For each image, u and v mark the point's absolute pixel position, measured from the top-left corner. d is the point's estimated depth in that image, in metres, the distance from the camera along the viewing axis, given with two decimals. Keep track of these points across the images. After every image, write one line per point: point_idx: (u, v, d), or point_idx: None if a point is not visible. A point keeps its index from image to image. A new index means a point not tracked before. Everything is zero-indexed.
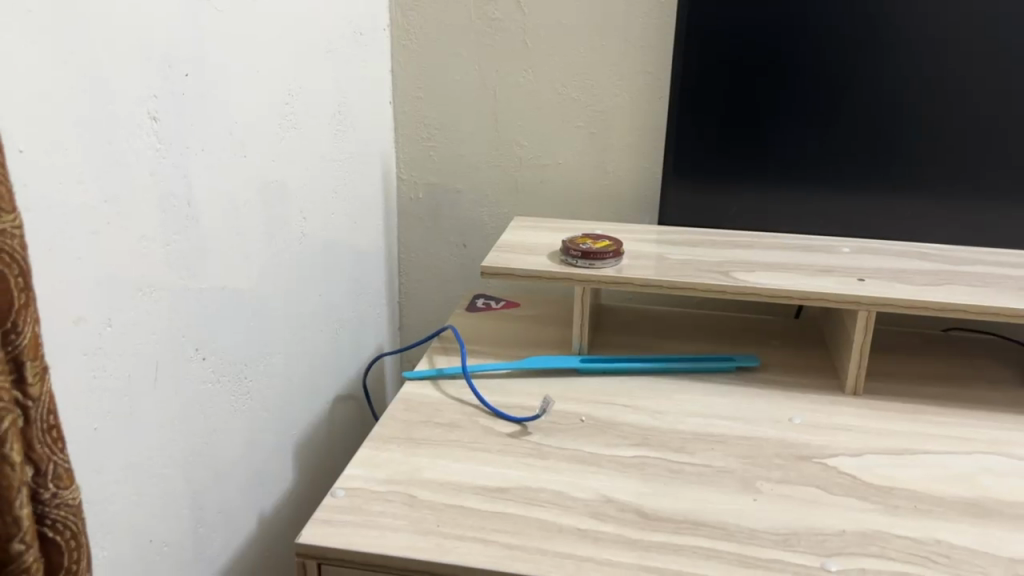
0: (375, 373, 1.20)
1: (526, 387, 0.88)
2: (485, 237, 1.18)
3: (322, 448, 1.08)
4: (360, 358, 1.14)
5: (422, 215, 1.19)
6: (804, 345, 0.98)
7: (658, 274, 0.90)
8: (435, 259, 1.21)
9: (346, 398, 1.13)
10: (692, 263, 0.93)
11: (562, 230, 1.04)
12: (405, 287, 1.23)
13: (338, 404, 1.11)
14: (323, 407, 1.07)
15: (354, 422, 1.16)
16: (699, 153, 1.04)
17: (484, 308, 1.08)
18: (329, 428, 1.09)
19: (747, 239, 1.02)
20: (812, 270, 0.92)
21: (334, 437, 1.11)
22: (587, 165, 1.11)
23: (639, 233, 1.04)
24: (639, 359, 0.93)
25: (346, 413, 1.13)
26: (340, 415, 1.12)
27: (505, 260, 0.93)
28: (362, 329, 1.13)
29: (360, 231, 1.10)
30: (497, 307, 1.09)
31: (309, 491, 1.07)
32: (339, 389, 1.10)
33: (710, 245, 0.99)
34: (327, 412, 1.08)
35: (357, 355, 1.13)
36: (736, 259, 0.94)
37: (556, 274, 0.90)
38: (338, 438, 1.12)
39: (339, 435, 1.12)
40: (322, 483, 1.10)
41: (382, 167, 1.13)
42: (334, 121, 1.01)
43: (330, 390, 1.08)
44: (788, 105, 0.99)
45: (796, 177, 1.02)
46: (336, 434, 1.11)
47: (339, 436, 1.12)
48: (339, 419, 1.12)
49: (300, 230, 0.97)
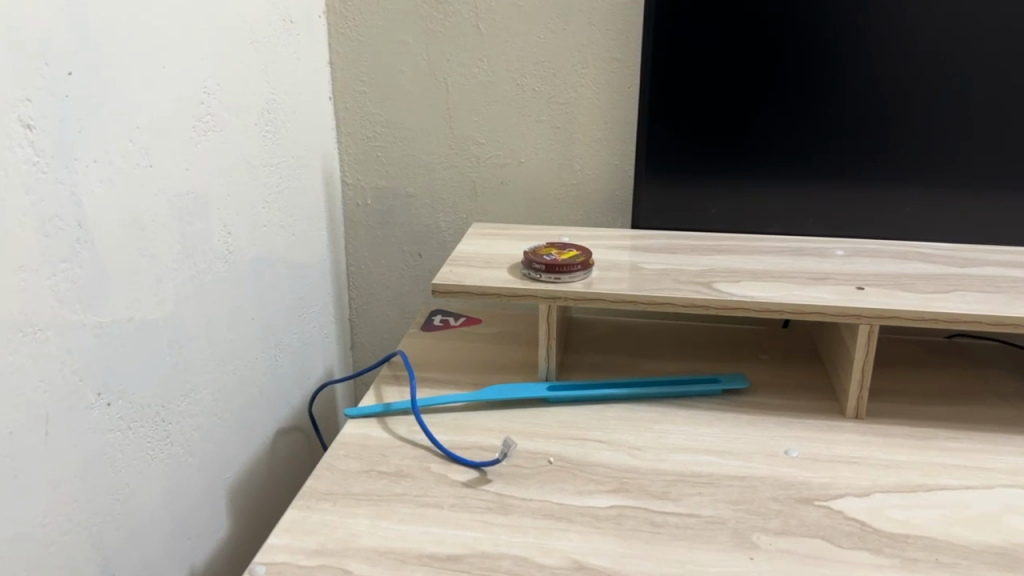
0: (325, 400, 1.08)
1: (486, 423, 0.77)
2: (442, 246, 1.06)
3: (264, 492, 0.97)
4: (306, 386, 1.02)
5: (372, 223, 1.06)
6: (796, 360, 0.88)
7: (633, 287, 0.79)
8: (388, 272, 1.08)
9: (291, 433, 1.01)
10: (670, 274, 0.82)
11: (525, 238, 0.93)
12: (355, 305, 1.10)
13: (282, 440, 0.99)
14: (262, 444, 0.95)
15: (301, 460, 1.05)
16: (675, 150, 0.93)
17: (440, 327, 0.97)
18: (269, 471, 0.98)
19: (730, 243, 0.91)
20: (804, 278, 0.81)
21: (277, 477, 1.00)
22: (551, 164, 1.00)
23: (610, 239, 0.93)
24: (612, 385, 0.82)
25: (290, 451, 1.02)
26: (283, 452, 1.00)
27: (459, 276, 0.82)
28: (308, 354, 1.02)
29: (300, 244, 0.98)
30: (456, 325, 0.97)
31: (249, 540, 0.95)
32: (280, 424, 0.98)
33: (689, 251, 0.89)
34: (269, 450, 0.97)
35: (302, 382, 1.02)
36: (720, 267, 0.84)
37: (516, 291, 0.79)
38: (281, 480, 1.01)
39: (284, 473, 1.01)
40: (264, 532, 0.98)
41: (324, 171, 1.01)
42: (262, 120, 0.89)
43: (271, 424, 0.97)
44: (773, 93, 0.89)
45: (785, 173, 0.92)
46: (279, 474, 1.00)
47: (283, 473, 1.01)
48: (283, 457, 1.00)
49: (223, 247, 0.85)
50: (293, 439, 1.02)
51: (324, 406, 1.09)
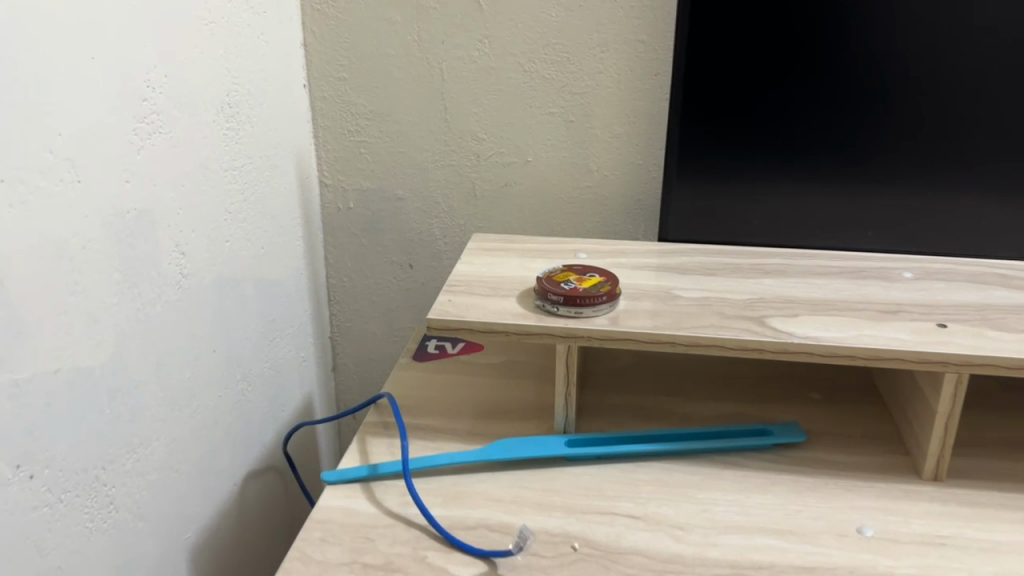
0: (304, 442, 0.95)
1: (494, 490, 0.64)
2: (437, 255, 0.92)
3: (235, 547, 0.84)
4: (280, 421, 0.89)
5: (355, 230, 0.92)
6: (854, 403, 0.75)
7: (669, 323, 0.66)
8: (374, 285, 0.94)
9: (264, 476, 0.88)
10: (712, 305, 0.69)
11: (534, 254, 0.79)
12: (336, 323, 0.96)
13: (252, 485, 0.86)
14: (229, 493, 0.82)
15: (277, 506, 0.91)
16: (714, 157, 0.77)
17: (436, 356, 0.83)
18: (239, 523, 0.84)
19: (776, 261, 0.78)
20: (871, 311, 0.68)
21: (250, 529, 0.86)
22: (563, 163, 0.86)
23: (635, 255, 0.79)
24: (642, 439, 0.69)
25: (264, 497, 0.88)
26: (255, 498, 0.87)
27: (460, 307, 0.68)
28: (282, 384, 0.88)
29: (269, 260, 0.84)
30: (453, 354, 0.84)
31: None
32: (250, 467, 0.85)
33: (730, 272, 0.75)
34: (238, 499, 0.84)
35: (275, 417, 0.88)
36: (770, 295, 0.71)
37: (528, 328, 0.66)
38: (254, 532, 0.87)
39: (258, 524, 0.88)
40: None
41: (297, 171, 0.87)
42: (220, 116, 0.74)
43: (239, 469, 0.83)
44: (833, 89, 0.74)
45: (843, 183, 0.77)
46: (252, 526, 0.87)
47: (254, 522, 0.87)
48: (256, 504, 0.87)
49: (174, 271, 0.71)
50: (266, 483, 0.88)
51: (302, 443, 0.95)
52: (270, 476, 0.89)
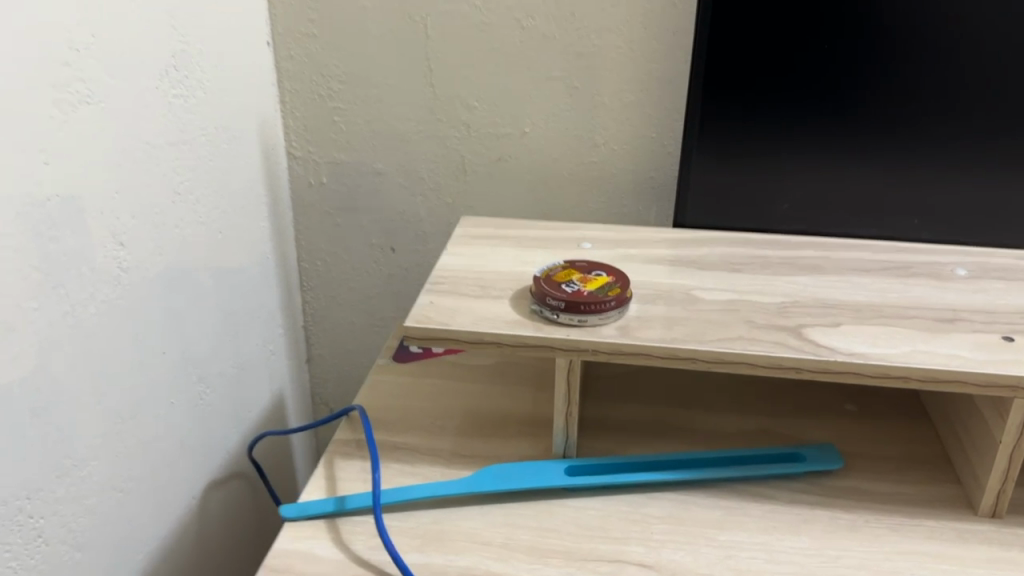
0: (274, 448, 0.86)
1: (481, 528, 0.55)
2: (422, 238, 0.82)
3: (196, 567, 0.75)
4: (245, 423, 0.80)
5: (330, 208, 0.81)
6: (895, 420, 0.66)
7: (689, 335, 0.56)
8: (351, 269, 0.84)
9: (228, 485, 0.79)
10: (738, 310, 0.59)
11: (531, 244, 0.69)
12: (309, 310, 0.86)
13: (215, 496, 0.77)
14: (188, 507, 0.73)
15: (244, 516, 0.82)
16: (744, 135, 0.66)
17: (419, 356, 0.74)
18: (199, 541, 0.75)
19: (808, 253, 0.68)
20: (924, 320, 0.58)
21: (213, 545, 0.78)
22: (565, 134, 0.76)
23: (646, 244, 0.69)
24: (654, 465, 0.59)
25: (229, 509, 0.79)
26: (219, 510, 0.78)
27: (443, 311, 0.58)
28: (248, 382, 0.79)
29: (229, 245, 0.73)
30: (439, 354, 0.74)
31: None
32: (211, 477, 0.76)
33: (757, 267, 0.65)
34: (198, 512, 0.75)
35: (238, 419, 0.79)
36: (804, 298, 0.61)
37: (523, 339, 0.56)
38: (218, 548, 0.78)
39: (223, 538, 0.79)
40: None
41: (261, 142, 0.76)
42: (164, 83, 0.63)
43: (197, 480, 0.74)
44: (890, 57, 0.62)
45: (891, 166, 0.66)
46: (215, 541, 0.78)
47: (218, 536, 0.78)
48: (220, 517, 0.78)
49: (111, 265, 0.61)
50: (231, 493, 0.79)
51: (273, 445, 0.86)
52: (235, 485, 0.80)
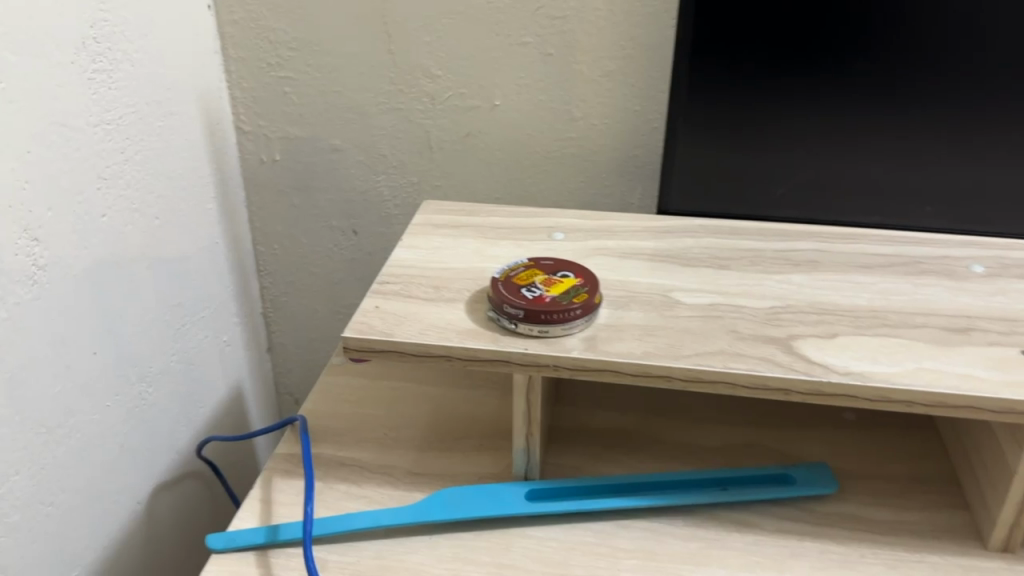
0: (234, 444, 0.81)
1: (428, 564, 0.49)
2: (386, 220, 0.75)
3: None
4: (194, 420, 0.74)
5: (285, 187, 0.75)
6: (897, 436, 0.59)
7: (664, 348, 0.49)
8: (311, 254, 0.78)
9: (179, 486, 0.74)
10: (721, 317, 0.52)
11: (496, 234, 0.62)
12: (268, 296, 0.80)
13: (164, 499, 0.72)
14: (134, 515, 0.68)
15: (200, 517, 0.77)
16: (734, 112, 0.59)
17: None
18: (148, 548, 0.71)
19: (805, 245, 0.61)
20: (932, 330, 0.51)
21: (165, 551, 0.73)
22: (540, 107, 0.68)
23: (625, 234, 0.62)
24: (624, 488, 0.53)
25: (181, 511, 0.74)
26: (170, 513, 0.73)
27: (388, 318, 0.52)
28: (196, 377, 0.73)
29: (167, 232, 0.67)
30: None
31: None
32: (159, 479, 0.71)
33: (746, 263, 0.58)
34: (146, 518, 0.70)
35: (186, 417, 0.73)
36: (798, 302, 0.54)
37: (475, 352, 0.49)
38: (170, 553, 0.73)
39: (176, 543, 0.74)
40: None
41: (204, 116, 0.69)
42: (81, 56, 0.56)
43: (142, 484, 0.69)
44: (907, 24, 0.54)
45: (900, 147, 0.59)
46: (167, 547, 0.73)
47: (169, 540, 0.73)
48: (171, 521, 0.73)
49: (25, 264, 0.53)
50: (183, 494, 0.74)
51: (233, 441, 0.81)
52: (188, 486, 0.75)
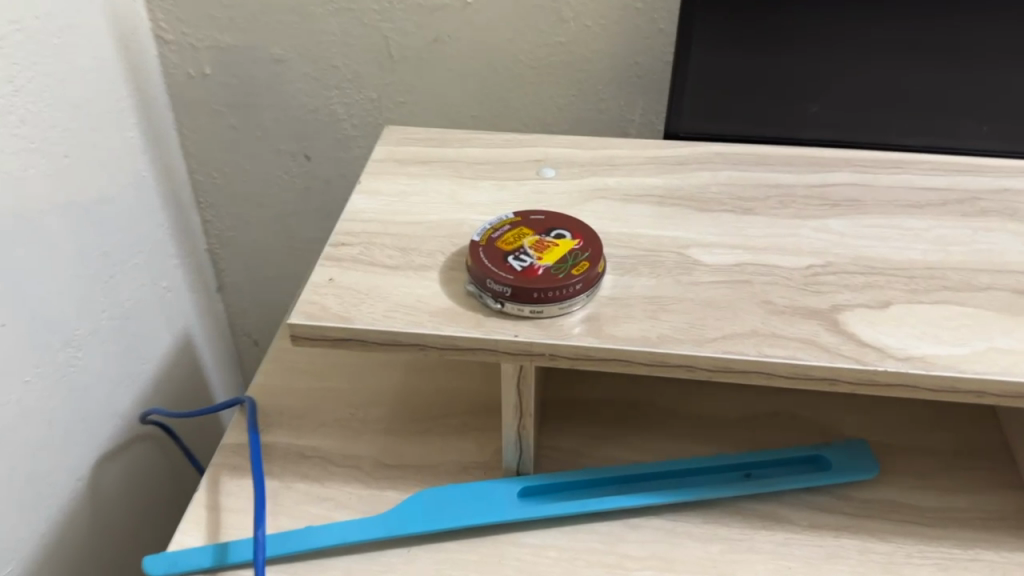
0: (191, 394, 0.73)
1: None
2: (343, 142, 0.65)
3: (97, 554, 0.64)
4: (135, 378, 0.65)
5: (220, 106, 0.63)
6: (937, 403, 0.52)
7: (683, 329, 0.41)
8: (258, 182, 0.67)
9: (127, 452, 0.66)
10: (750, 282, 0.43)
11: (474, 171, 0.52)
12: (211, 229, 0.70)
13: (110, 469, 0.64)
14: (76, 494, 0.61)
15: (155, 479, 0.70)
16: (762, 20, 0.47)
17: None
18: (98, 525, 0.63)
19: (842, 178, 0.51)
20: (1001, 293, 0.43)
21: (117, 524, 0.66)
22: (522, 5, 0.57)
23: (627, 166, 0.52)
24: (631, 482, 0.46)
25: (132, 478, 0.67)
26: (120, 483, 0.66)
27: (346, 297, 0.42)
28: (132, 331, 0.64)
29: (81, 170, 0.56)
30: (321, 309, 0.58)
31: None
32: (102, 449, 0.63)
33: (774, 204, 0.49)
34: (92, 494, 0.62)
35: (124, 377, 0.64)
36: (840, 257, 0.45)
37: (453, 341, 0.41)
38: (125, 525, 0.67)
39: (129, 513, 0.67)
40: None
41: (112, 27, 0.56)
42: None
43: (80, 457, 0.61)
44: None
45: (961, 56, 0.48)
46: (120, 518, 0.66)
47: (120, 510, 0.66)
48: (122, 491, 0.66)
49: None
50: (133, 460, 0.67)
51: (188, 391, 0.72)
52: (139, 451, 0.67)
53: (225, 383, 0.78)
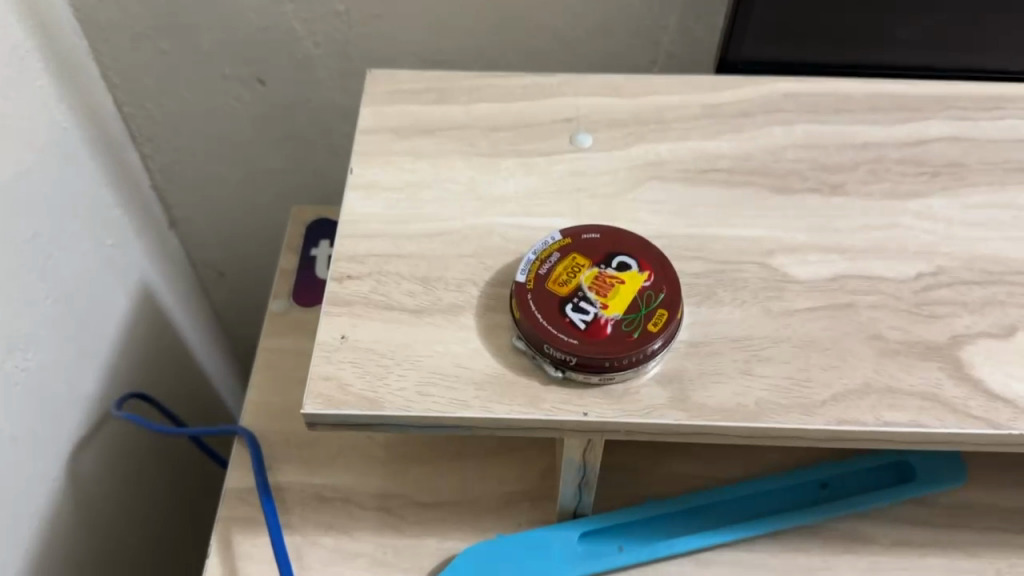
0: (161, 346, 0.65)
1: None
2: (306, 63, 0.53)
3: (98, 539, 0.58)
4: (94, 353, 0.57)
5: (144, 30, 0.50)
6: None
7: (783, 389, 0.34)
8: (204, 112, 0.55)
9: (104, 431, 0.59)
10: (851, 307, 0.36)
11: (491, 143, 0.42)
12: (154, 165, 0.59)
13: (90, 454, 0.58)
14: (58, 498, 0.54)
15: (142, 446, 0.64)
16: None
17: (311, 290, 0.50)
18: (90, 520, 0.58)
19: (937, 128, 0.42)
20: None
21: (111, 510, 0.60)
22: None
23: (677, 124, 0.43)
24: (701, 516, 0.41)
25: (116, 453, 0.61)
26: (102, 466, 0.59)
27: (367, 365, 0.34)
28: (83, 307, 0.55)
29: None
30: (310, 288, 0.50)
31: None
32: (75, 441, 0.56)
33: (863, 177, 0.40)
34: (75, 488, 0.56)
35: (82, 356, 0.56)
36: (951, 260, 0.38)
37: (508, 424, 0.33)
38: (120, 507, 0.61)
39: (121, 493, 0.61)
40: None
41: None
42: None
43: (53, 457, 0.53)
44: None
45: None
46: (112, 503, 0.60)
47: (110, 488, 0.60)
48: (106, 473, 0.60)
49: None
50: (111, 438, 0.60)
51: (157, 344, 0.64)
52: (116, 428, 0.60)
53: (193, 318, 0.70)
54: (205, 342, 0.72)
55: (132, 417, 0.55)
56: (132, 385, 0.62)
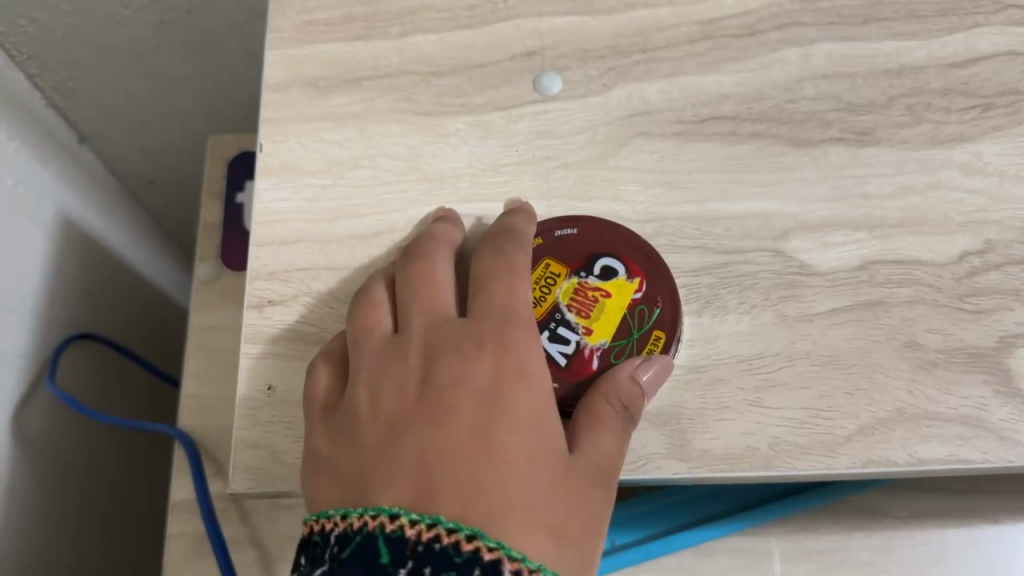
0: (100, 275, 0.58)
1: None
2: None
3: (79, 487, 0.54)
4: (32, 310, 0.49)
5: None
6: None
7: (802, 426, 0.28)
8: (88, 23, 0.45)
9: (68, 374, 0.53)
10: (882, 305, 0.30)
11: (435, 94, 0.33)
12: (46, 83, 0.49)
13: (60, 408, 0.52)
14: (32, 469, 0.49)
15: (107, 378, 0.58)
16: None
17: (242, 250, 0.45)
18: (63, 490, 0.52)
19: (990, 39, 0.34)
20: None
21: (86, 455, 0.55)
22: None
23: (666, 52, 0.34)
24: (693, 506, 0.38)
25: (83, 393, 0.55)
26: (73, 415, 0.53)
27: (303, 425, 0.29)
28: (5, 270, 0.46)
29: None
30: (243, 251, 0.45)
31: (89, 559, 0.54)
32: (34, 415, 0.49)
33: (898, 116, 0.33)
34: (48, 450, 0.51)
35: (18, 318, 0.47)
36: (1003, 230, 0.31)
37: None
38: (88, 464, 0.55)
39: (95, 433, 0.56)
40: (110, 553, 0.57)
41: None
42: None
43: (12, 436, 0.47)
44: None
45: None
46: (86, 448, 0.55)
47: (83, 433, 0.55)
48: (78, 422, 0.54)
49: None
50: (74, 381, 0.54)
51: (96, 275, 0.57)
52: (71, 375, 0.53)
53: (128, 231, 0.62)
54: (145, 252, 0.66)
55: (61, 394, 0.48)
56: (79, 326, 0.55)
